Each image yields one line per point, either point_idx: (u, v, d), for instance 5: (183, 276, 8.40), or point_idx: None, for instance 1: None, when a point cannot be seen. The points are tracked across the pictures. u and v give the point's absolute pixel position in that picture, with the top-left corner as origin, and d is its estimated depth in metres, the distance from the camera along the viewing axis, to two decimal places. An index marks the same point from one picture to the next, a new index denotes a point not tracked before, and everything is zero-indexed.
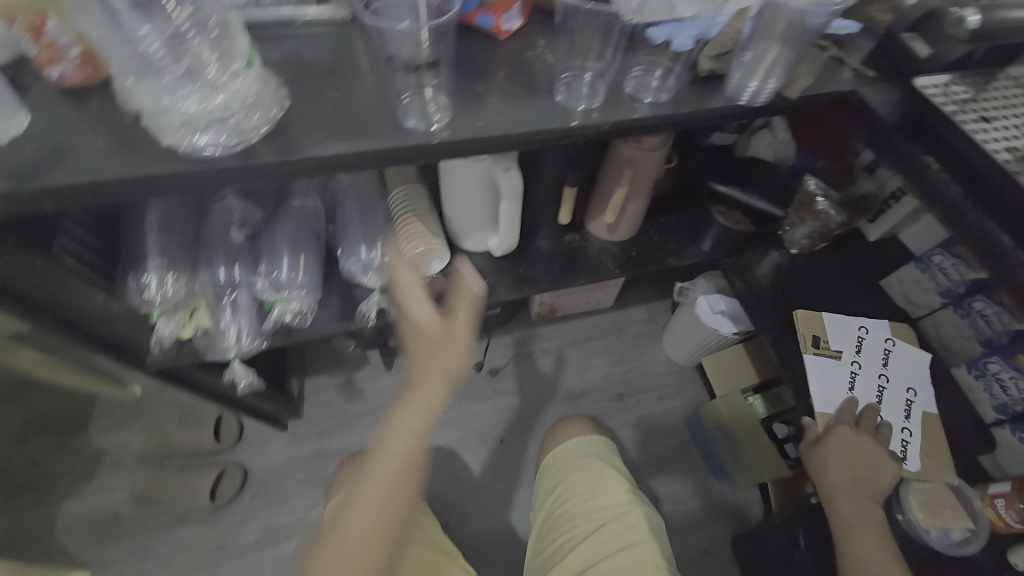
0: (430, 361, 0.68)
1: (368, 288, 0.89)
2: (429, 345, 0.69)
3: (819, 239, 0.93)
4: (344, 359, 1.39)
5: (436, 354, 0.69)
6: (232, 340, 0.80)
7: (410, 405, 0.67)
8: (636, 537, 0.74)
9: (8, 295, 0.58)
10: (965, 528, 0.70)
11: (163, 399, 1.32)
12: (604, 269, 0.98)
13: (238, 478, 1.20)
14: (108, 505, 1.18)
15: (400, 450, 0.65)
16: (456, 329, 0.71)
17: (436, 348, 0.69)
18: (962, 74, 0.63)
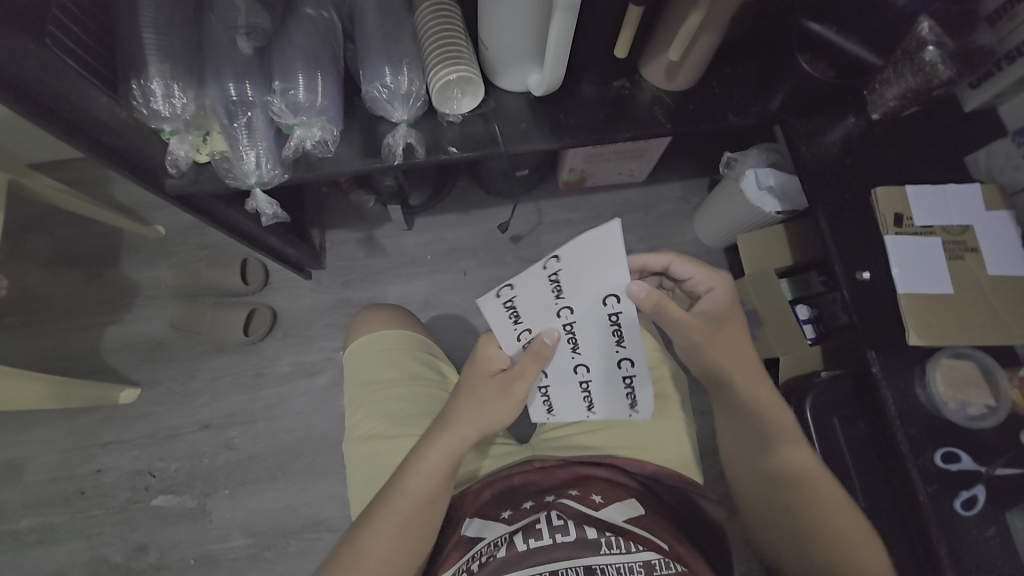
0: (465, 421, 0.61)
1: (393, 123, 0.80)
2: (463, 412, 0.62)
3: (910, 103, 0.79)
4: (364, 215, 1.36)
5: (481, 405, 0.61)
6: (252, 165, 0.75)
7: (436, 447, 0.61)
8: (659, 388, 0.78)
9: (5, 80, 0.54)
10: (984, 404, 0.72)
11: (188, 240, 1.33)
12: (655, 123, 0.86)
13: (269, 318, 1.26)
14: (150, 331, 1.27)
15: (427, 488, 0.60)
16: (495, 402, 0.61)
17: (481, 406, 0.61)
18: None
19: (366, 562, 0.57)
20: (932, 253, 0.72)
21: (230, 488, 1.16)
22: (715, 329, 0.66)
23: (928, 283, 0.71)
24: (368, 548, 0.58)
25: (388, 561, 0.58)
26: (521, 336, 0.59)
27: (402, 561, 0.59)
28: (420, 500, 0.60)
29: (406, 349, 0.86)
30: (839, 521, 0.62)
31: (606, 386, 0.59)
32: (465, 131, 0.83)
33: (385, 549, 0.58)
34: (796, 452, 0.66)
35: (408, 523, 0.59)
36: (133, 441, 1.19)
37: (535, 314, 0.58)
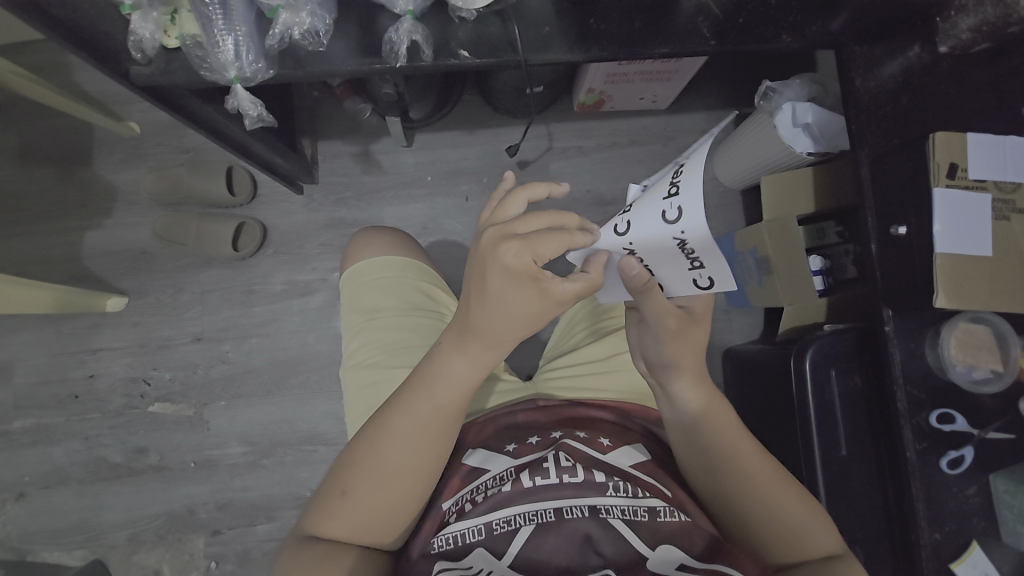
0: (486, 327, 0.53)
1: (395, 16, 0.69)
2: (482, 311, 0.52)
3: (985, 38, 0.68)
4: (360, 127, 1.25)
5: (501, 310, 0.51)
6: (231, 57, 0.64)
7: (460, 355, 0.55)
8: None
9: None
10: (991, 369, 0.72)
11: (166, 141, 1.22)
12: (698, 38, 0.75)
13: (259, 232, 1.19)
14: (133, 239, 1.20)
15: (444, 388, 0.55)
16: (523, 304, 0.51)
17: (509, 308, 0.51)
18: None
19: (378, 464, 0.55)
20: (980, 210, 0.67)
21: (226, 399, 1.17)
22: (676, 343, 0.58)
23: (968, 244, 0.66)
24: (376, 445, 0.55)
25: (398, 467, 0.54)
26: (675, 175, 0.50)
27: (421, 468, 0.56)
28: (437, 401, 0.55)
29: (407, 277, 0.82)
30: (786, 520, 0.56)
31: (673, 167, 0.52)
32: (479, 32, 0.72)
33: (398, 452, 0.54)
34: (745, 460, 0.58)
35: (430, 430, 0.55)
36: (124, 349, 1.18)
37: (661, 217, 0.49)
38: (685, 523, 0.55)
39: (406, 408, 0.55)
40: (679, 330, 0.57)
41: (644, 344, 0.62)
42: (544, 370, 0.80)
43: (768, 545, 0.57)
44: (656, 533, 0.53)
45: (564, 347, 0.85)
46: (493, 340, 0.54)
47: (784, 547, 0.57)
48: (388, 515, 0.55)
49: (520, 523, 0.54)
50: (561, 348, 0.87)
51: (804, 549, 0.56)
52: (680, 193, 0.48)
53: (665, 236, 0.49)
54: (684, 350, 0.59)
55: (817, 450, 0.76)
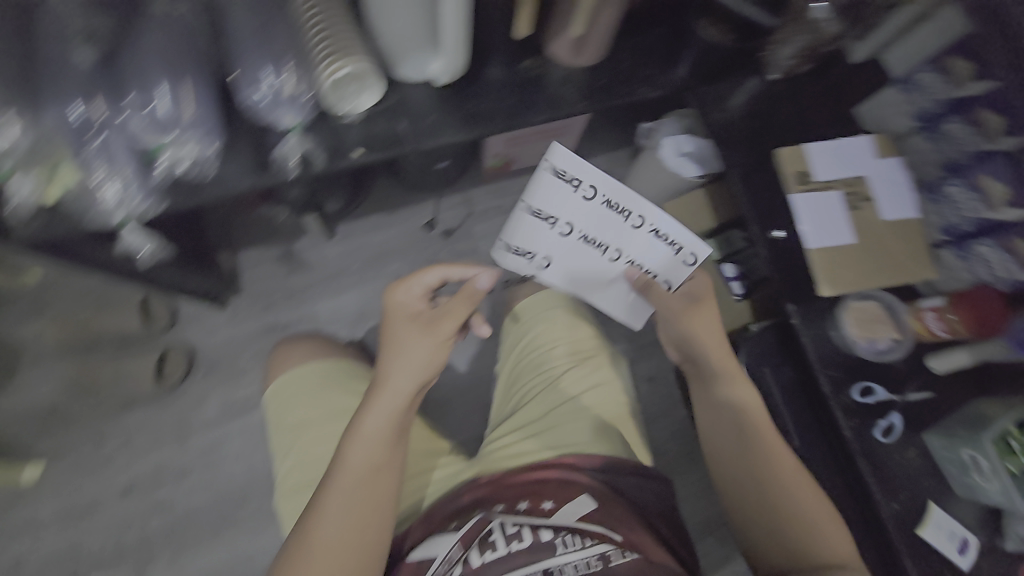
0: (389, 369, 0.62)
1: (282, 131, 0.71)
2: (388, 360, 0.63)
3: (804, 60, 0.82)
4: (277, 229, 1.25)
5: (399, 349, 0.63)
6: (114, 200, 0.64)
7: (374, 410, 0.61)
8: (599, 379, 0.80)
9: None
10: (892, 338, 0.79)
11: (69, 284, 1.15)
12: (569, 103, 0.84)
13: (185, 358, 1.13)
14: (41, 396, 1.10)
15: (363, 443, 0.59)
16: (417, 342, 0.63)
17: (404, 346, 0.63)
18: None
19: (312, 543, 0.55)
20: (834, 205, 0.79)
21: (171, 550, 1.05)
22: (694, 317, 0.73)
23: (831, 236, 0.78)
24: (311, 524, 0.56)
25: (334, 542, 0.55)
26: (616, 208, 0.78)
27: (358, 540, 0.56)
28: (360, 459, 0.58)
29: (332, 380, 0.80)
30: (784, 497, 0.64)
31: (594, 206, 0.78)
32: (369, 132, 0.76)
33: (330, 521, 0.56)
34: (758, 442, 0.67)
35: (357, 497, 0.57)
36: (42, 523, 1.05)
37: (630, 231, 0.79)
38: (635, 560, 0.59)
39: (336, 476, 0.58)
40: (689, 312, 0.74)
41: (668, 332, 0.78)
42: (488, 445, 0.79)
43: (779, 525, 0.64)
44: None
45: (506, 409, 0.84)
46: (401, 383, 0.62)
47: (778, 523, 0.64)
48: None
49: None
50: (504, 409, 0.85)
51: (796, 518, 0.63)
52: (631, 212, 0.78)
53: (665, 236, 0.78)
54: (702, 326, 0.72)
55: None
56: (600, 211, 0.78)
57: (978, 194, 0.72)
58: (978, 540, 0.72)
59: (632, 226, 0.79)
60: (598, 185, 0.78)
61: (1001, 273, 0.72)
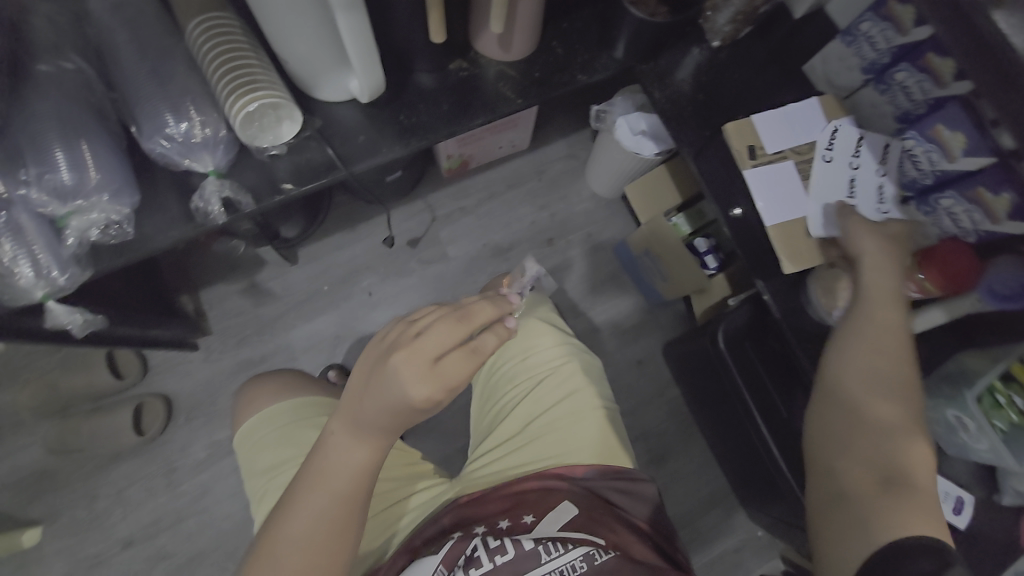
0: (375, 415, 0.52)
1: (203, 175, 0.68)
2: (372, 404, 0.52)
3: (743, 24, 0.79)
4: (239, 262, 1.21)
5: (382, 398, 0.51)
6: (31, 278, 0.59)
7: (353, 447, 0.54)
8: (571, 386, 0.77)
9: None
10: None
11: (34, 348, 1.13)
12: (505, 101, 0.80)
13: (163, 407, 1.11)
14: (24, 464, 1.08)
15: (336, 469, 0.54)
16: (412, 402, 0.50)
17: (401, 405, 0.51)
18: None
19: (274, 554, 0.53)
20: (789, 177, 0.74)
21: None
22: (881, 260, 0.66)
23: (790, 209, 0.73)
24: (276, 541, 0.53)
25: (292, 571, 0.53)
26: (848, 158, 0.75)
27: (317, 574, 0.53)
28: (327, 483, 0.54)
29: (300, 422, 0.79)
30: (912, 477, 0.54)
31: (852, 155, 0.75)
32: (298, 161, 0.73)
33: (290, 533, 0.53)
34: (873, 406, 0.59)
35: (321, 539, 0.53)
36: None
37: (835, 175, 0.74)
38: (616, 560, 0.60)
39: (303, 506, 0.53)
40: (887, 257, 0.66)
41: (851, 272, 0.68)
42: (467, 464, 0.79)
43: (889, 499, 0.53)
44: None
45: (483, 426, 0.83)
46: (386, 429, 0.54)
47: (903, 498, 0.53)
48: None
49: None
50: (481, 427, 0.84)
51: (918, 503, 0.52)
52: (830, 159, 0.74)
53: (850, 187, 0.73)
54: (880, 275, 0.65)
55: (761, 420, 0.81)
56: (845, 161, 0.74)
57: (936, 146, 0.68)
58: (973, 498, 0.70)
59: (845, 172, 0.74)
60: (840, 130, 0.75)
61: (967, 224, 0.68)
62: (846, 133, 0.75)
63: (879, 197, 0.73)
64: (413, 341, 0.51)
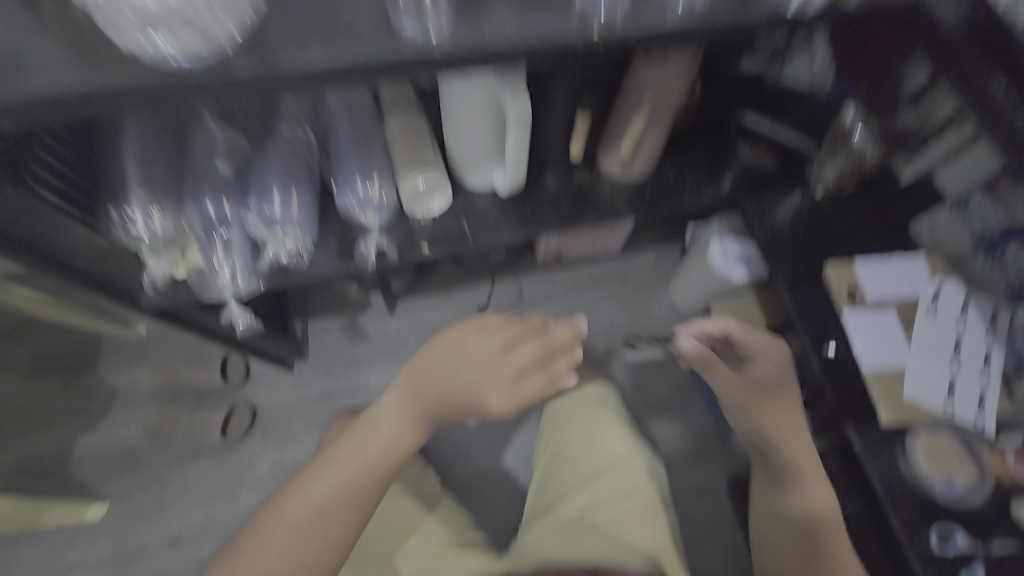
0: (449, 393, 0.65)
1: (367, 228, 0.85)
2: (448, 383, 0.65)
3: (850, 180, 0.87)
4: (347, 302, 1.38)
5: (466, 371, 0.66)
6: (227, 280, 0.77)
7: (404, 416, 0.66)
8: (634, 484, 0.77)
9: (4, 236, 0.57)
10: (970, 476, 0.71)
11: (168, 339, 1.32)
12: (617, 211, 0.92)
13: (248, 416, 1.23)
14: (126, 438, 1.22)
15: (384, 440, 0.65)
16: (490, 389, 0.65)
17: (479, 385, 0.65)
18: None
19: (305, 496, 0.61)
20: (889, 329, 0.76)
21: None
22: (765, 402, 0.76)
23: (890, 357, 0.74)
24: (310, 483, 0.63)
25: (317, 508, 0.60)
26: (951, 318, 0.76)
27: (339, 520, 0.60)
28: (366, 458, 0.64)
29: None
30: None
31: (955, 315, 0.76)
32: (437, 230, 0.87)
33: (320, 490, 0.62)
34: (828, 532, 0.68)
35: (350, 488, 0.62)
36: (98, 564, 1.11)
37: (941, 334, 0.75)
38: None
39: (342, 458, 0.64)
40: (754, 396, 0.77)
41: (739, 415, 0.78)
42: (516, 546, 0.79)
43: None
44: None
45: (540, 505, 0.84)
46: (441, 408, 0.66)
47: None
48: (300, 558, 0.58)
49: None
50: (538, 504, 0.85)
51: None
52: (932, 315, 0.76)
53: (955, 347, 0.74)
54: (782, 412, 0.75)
55: None
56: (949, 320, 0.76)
57: None
58: None
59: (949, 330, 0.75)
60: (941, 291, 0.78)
61: None
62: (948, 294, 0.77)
63: (984, 362, 0.73)
64: (500, 339, 0.69)
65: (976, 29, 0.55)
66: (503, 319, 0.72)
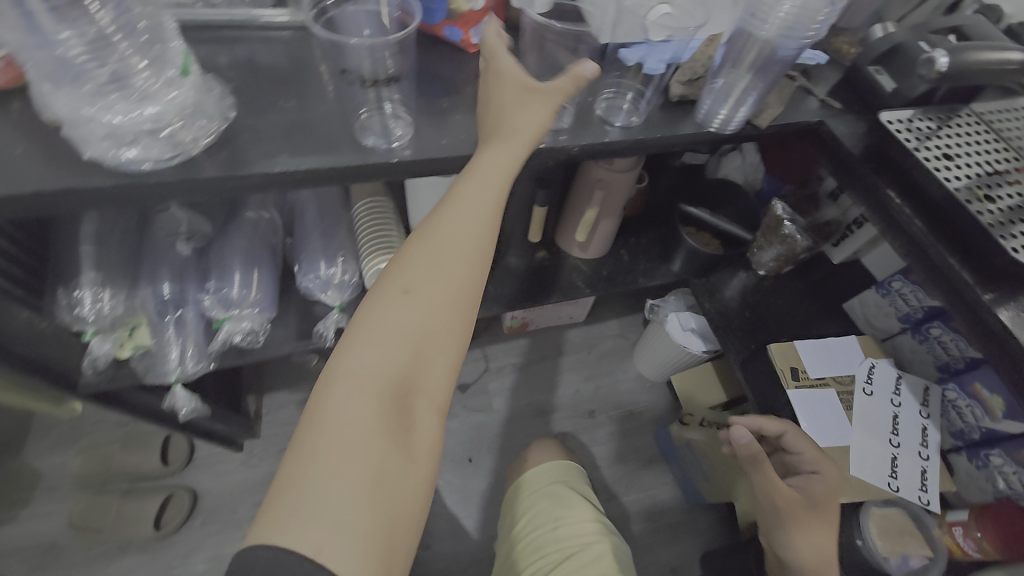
0: (489, 164, 0.48)
1: (327, 306, 0.84)
2: (484, 163, 0.48)
3: (785, 263, 0.94)
4: (306, 374, 1.33)
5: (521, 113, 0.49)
6: (175, 361, 0.75)
7: (434, 226, 0.45)
8: (602, 569, 0.73)
9: None
10: (925, 556, 0.71)
11: (105, 417, 1.23)
12: (576, 288, 0.96)
13: (187, 503, 1.12)
14: (40, 534, 1.09)
15: (464, 237, 0.45)
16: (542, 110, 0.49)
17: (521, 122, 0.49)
18: (928, 109, 0.63)
19: (354, 386, 0.40)
20: (831, 405, 0.77)
21: None
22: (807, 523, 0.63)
23: (835, 437, 0.74)
24: (338, 407, 0.39)
25: (375, 388, 0.40)
26: (890, 394, 0.78)
27: (434, 320, 0.43)
28: (432, 293, 0.43)
29: None
30: None
31: (890, 390, 0.78)
32: None
33: (371, 372, 0.40)
34: None
35: (415, 334, 0.42)
36: None
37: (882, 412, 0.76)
38: None
39: (368, 333, 0.42)
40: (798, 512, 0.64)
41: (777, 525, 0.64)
42: None
43: None
44: None
45: None
46: (491, 208, 0.47)
47: None
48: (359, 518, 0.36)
49: None
50: None
51: None
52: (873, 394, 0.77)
53: (893, 425, 0.76)
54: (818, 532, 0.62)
55: None
56: (887, 396, 0.78)
57: (978, 402, 0.75)
58: None
59: (889, 407, 0.77)
60: (878, 366, 0.79)
61: (1019, 485, 0.70)
62: (883, 369, 0.79)
63: (921, 439, 0.76)
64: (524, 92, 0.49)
65: (873, 147, 0.63)
66: (525, 79, 0.50)
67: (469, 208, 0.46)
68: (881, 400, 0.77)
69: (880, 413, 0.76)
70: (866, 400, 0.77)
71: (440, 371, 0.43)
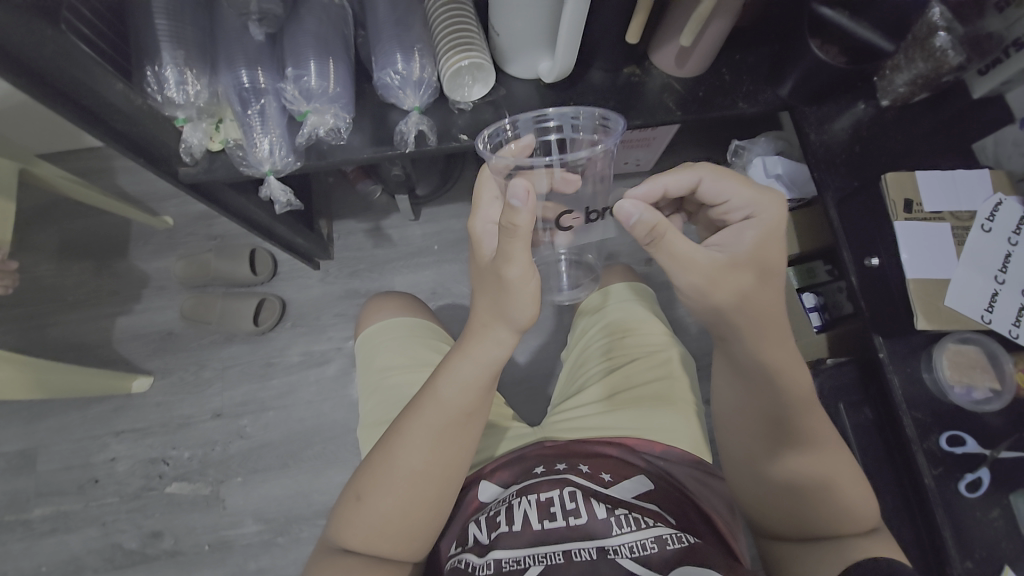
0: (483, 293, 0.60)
1: (405, 110, 0.80)
2: (458, 360, 0.62)
3: (921, 89, 0.80)
4: (371, 205, 1.36)
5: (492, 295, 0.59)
6: (265, 154, 0.74)
7: (435, 391, 0.62)
8: (666, 371, 0.80)
9: (25, 71, 0.56)
10: (989, 388, 0.74)
11: (196, 230, 1.34)
12: (665, 110, 0.86)
13: (278, 307, 1.26)
14: (161, 321, 1.28)
15: (458, 400, 0.61)
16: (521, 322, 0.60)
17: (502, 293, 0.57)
18: None
19: (375, 506, 0.60)
20: (941, 238, 0.76)
21: (242, 475, 1.16)
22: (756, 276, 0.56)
23: (936, 270, 0.74)
24: (388, 466, 0.61)
25: (413, 475, 0.60)
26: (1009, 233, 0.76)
27: (436, 491, 0.61)
28: (425, 443, 0.61)
29: (420, 336, 0.89)
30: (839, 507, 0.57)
31: (1009, 230, 0.76)
32: (476, 120, 0.82)
33: (388, 494, 0.60)
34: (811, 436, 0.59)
35: (439, 431, 0.61)
36: (145, 430, 1.20)
37: (995, 247, 0.75)
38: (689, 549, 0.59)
39: (395, 445, 0.61)
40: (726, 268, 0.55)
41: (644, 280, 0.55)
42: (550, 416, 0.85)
43: (818, 516, 0.58)
44: (669, 560, 0.58)
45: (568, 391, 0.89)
46: (480, 365, 0.61)
47: (826, 512, 0.57)
48: (402, 529, 0.60)
49: (530, 563, 0.59)
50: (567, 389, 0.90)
51: (838, 522, 0.57)
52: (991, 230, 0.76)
53: (1004, 261, 0.75)
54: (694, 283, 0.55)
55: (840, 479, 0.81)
56: (1005, 235, 0.76)
57: None
58: None
59: (1002, 245, 0.76)
60: (1004, 204, 0.77)
61: None
62: (1009, 210, 0.77)
63: None
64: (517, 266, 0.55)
65: None
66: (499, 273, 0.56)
67: (466, 364, 0.62)
68: (996, 236, 0.76)
69: (992, 249, 0.75)
70: (981, 234, 0.76)
71: (451, 459, 0.62)
